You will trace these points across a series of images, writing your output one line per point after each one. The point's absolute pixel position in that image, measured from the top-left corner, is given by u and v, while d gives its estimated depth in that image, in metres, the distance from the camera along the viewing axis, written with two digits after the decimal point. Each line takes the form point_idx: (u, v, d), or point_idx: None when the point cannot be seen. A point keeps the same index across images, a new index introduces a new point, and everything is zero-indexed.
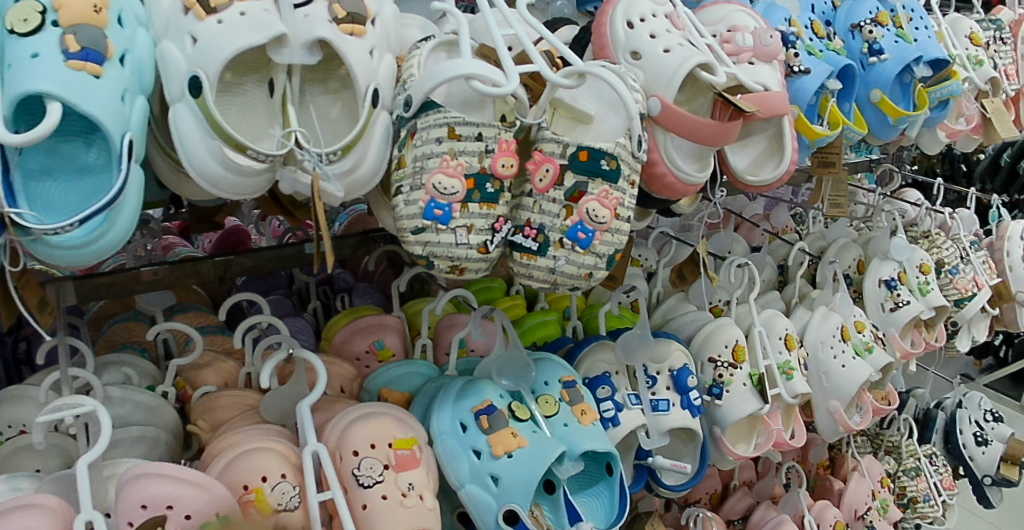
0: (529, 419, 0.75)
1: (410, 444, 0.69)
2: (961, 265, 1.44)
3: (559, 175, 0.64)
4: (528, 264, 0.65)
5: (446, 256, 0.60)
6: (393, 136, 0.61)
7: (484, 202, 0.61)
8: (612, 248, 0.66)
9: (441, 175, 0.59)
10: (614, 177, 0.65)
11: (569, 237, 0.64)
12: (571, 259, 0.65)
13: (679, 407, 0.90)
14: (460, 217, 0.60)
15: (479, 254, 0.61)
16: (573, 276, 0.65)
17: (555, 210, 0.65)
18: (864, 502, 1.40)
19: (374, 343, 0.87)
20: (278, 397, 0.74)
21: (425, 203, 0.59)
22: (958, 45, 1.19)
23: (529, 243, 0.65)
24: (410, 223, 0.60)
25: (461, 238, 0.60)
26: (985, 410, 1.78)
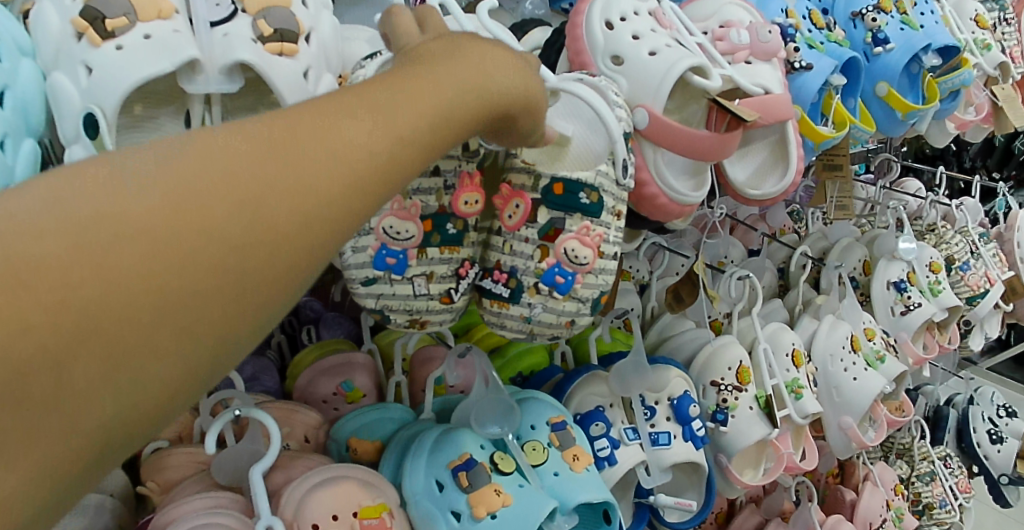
0: (514, 472, 0.67)
1: (378, 512, 0.62)
2: (972, 260, 1.37)
3: (530, 211, 0.59)
4: (501, 311, 0.60)
5: (404, 309, 0.58)
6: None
7: (445, 244, 0.58)
8: (595, 290, 0.60)
9: (394, 219, 0.56)
10: (595, 212, 0.59)
11: (546, 282, 0.59)
12: (548, 304, 0.59)
13: (681, 439, 0.82)
14: (417, 264, 0.57)
15: (441, 304, 0.58)
16: (552, 325, 0.60)
17: (529, 251, 0.59)
18: (878, 514, 1.32)
19: (342, 384, 0.80)
20: (230, 458, 0.67)
21: (375, 250, 0.56)
22: (964, 29, 1.11)
23: (500, 290, 0.60)
24: (359, 273, 0.57)
25: (420, 288, 0.57)
26: (998, 406, 1.71)
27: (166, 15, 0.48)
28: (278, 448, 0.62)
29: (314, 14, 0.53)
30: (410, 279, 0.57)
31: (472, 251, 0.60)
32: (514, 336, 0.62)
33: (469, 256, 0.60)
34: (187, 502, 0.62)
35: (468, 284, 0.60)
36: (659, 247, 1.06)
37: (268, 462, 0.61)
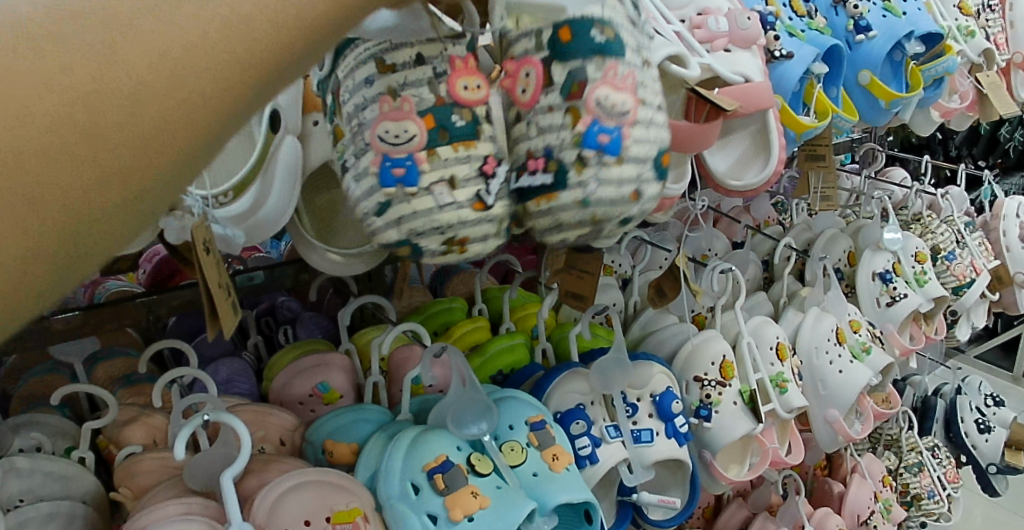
0: (492, 473, 0.65)
1: (352, 516, 0.60)
2: (958, 250, 1.36)
3: (543, 74, 0.51)
4: (551, 206, 0.50)
5: (432, 226, 0.49)
6: (338, 108, 0.54)
7: (457, 141, 0.50)
8: (649, 149, 0.51)
9: (387, 121, 0.50)
10: (619, 50, 0.51)
11: (590, 148, 0.49)
12: (600, 174, 0.49)
13: (664, 436, 0.81)
14: (430, 170, 0.49)
15: (476, 211, 0.49)
16: (614, 202, 0.50)
17: (559, 121, 0.50)
18: (866, 506, 1.32)
19: (318, 385, 0.79)
20: (203, 462, 0.65)
21: (379, 166, 0.50)
22: (947, 16, 1.10)
23: (541, 180, 0.50)
24: (371, 200, 0.50)
25: (444, 198, 0.49)
26: (985, 395, 1.71)
27: None
28: (250, 451, 0.60)
29: None
30: (429, 189, 0.49)
31: (495, 147, 0.51)
32: (577, 236, 0.51)
33: (491, 152, 0.51)
34: (157, 508, 0.61)
35: (499, 184, 0.51)
36: (640, 241, 1.07)
37: (240, 467, 0.60)
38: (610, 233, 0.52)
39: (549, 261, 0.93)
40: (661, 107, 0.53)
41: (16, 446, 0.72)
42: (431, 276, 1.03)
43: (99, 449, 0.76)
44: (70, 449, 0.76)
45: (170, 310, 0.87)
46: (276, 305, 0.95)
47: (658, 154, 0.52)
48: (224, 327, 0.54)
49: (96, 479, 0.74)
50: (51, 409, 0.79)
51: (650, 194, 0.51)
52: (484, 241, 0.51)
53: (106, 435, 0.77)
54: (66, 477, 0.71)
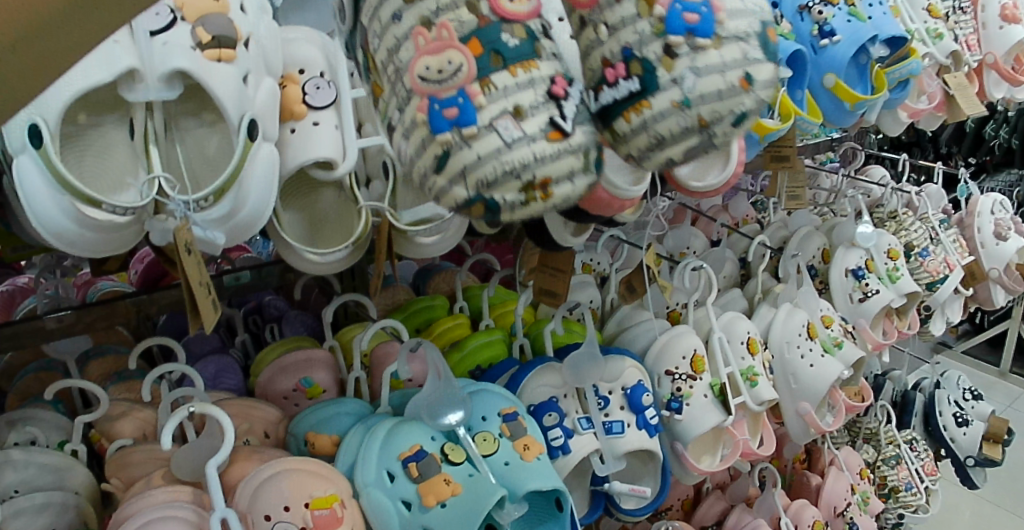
0: (464, 462, 0.68)
1: (329, 502, 0.63)
2: (931, 246, 1.40)
3: None
4: (644, 116, 0.49)
5: (503, 166, 0.46)
6: (372, 62, 0.53)
7: (515, 66, 0.48)
8: (747, 22, 0.51)
9: (425, 56, 0.48)
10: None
11: (677, 33, 0.49)
12: (692, 55, 0.49)
13: (635, 428, 0.84)
14: (488, 104, 0.47)
15: (553, 139, 0.46)
16: (723, 93, 0.49)
17: (632, 13, 0.50)
18: (843, 498, 1.35)
19: (302, 380, 0.82)
20: (189, 453, 0.68)
21: (427, 110, 0.48)
22: (915, 19, 1.14)
23: (629, 84, 0.50)
24: (430, 153, 0.48)
25: (513, 131, 0.46)
26: (964, 389, 1.74)
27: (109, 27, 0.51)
28: (233, 441, 0.63)
29: (251, 21, 0.58)
30: (492, 127, 0.46)
31: (559, 67, 0.49)
32: (683, 149, 0.50)
33: (557, 72, 0.49)
34: (146, 495, 0.64)
35: (573, 106, 0.48)
36: (618, 241, 1.11)
37: (223, 455, 0.63)
38: (723, 137, 0.50)
39: (525, 259, 0.97)
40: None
41: (11, 440, 0.75)
42: (415, 275, 1.07)
43: (91, 442, 0.79)
44: (63, 442, 0.79)
45: (159, 308, 0.90)
46: (263, 304, 0.99)
47: (761, 30, 0.51)
48: (203, 324, 0.59)
49: (88, 472, 0.77)
50: (45, 404, 0.82)
51: (763, 78, 0.50)
52: (571, 181, 0.46)
53: (98, 429, 0.80)
54: (59, 470, 0.74)
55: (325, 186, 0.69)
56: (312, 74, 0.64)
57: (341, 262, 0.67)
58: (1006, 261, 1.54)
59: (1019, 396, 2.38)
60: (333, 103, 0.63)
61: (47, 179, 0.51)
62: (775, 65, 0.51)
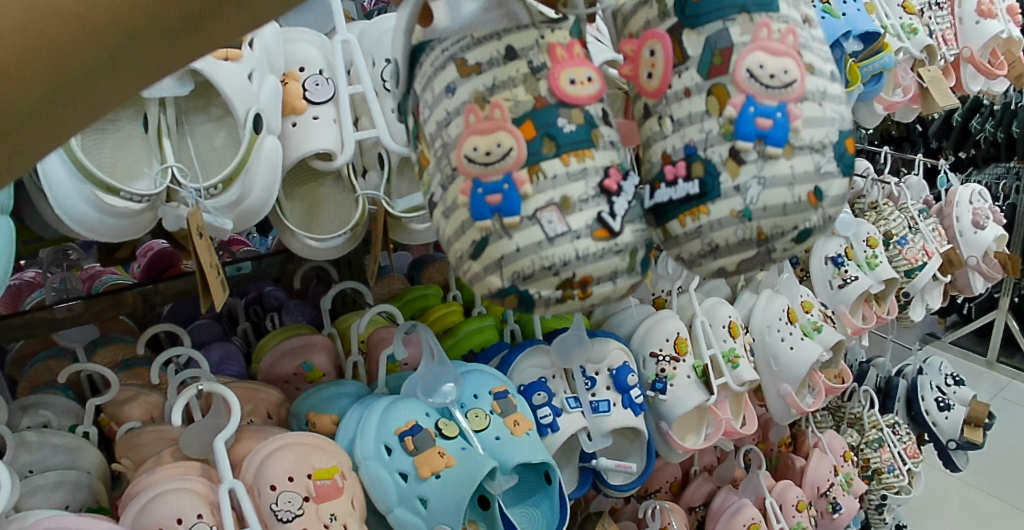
0: (458, 436, 0.73)
1: (331, 473, 0.67)
2: (910, 235, 1.44)
3: (674, 50, 0.51)
4: (700, 222, 0.50)
5: (543, 262, 0.48)
6: (420, 131, 0.53)
7: (564, 154, 0.49)
8: (823, 132, 0.51)
9: (475, 137, 0.49)
10: (767, 4, 0.51)
11: (747, 138, 0.50)
12: (761, 164, 0.50)
13: (621, 406, 0.88)
14: (535, 194, 0.48)
15: (597, 237, 0.49)
16: (788, 208, 0.50)
17: (701, 110, 0.51)
18: (826, 479, 1.40)
19: (302, 365, 0.86)
20: (198, 432, 0.72)
21: (470, 193, 0.49)
22: (890, 15, 1.18)
23: (689, 187, 0.50)
24: (466, 238, 0.50)
25: (556, 227, 0.48)
26: (946, 375, 1.79)
27: None
28: (240, 418, 0.67)
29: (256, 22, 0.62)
30: (535, 219, 0.48)
31: (615, 157, 0.51)
32: (737, 259, 0.51)
33: (612, 162, 0.51)
34: (158, 469, 0.68)
35: (625, 201, 0.50)
36: None
37: (230, 431, 0.67)
38: (780, 249, 0.51)
39: None
40: (833, 71, 0.53)
41: (24, 423, 0.79)
42: (409, 265, 1.11)
43: (101, 426, 0.83)
44: (74, 426, 0.82)
45: (164, 296, 0.94)
46: (263, 294, 1.03)
47: (838, 139, 0.51)
48: (214, 303, 0.63)
49: (98, 453, 0.81)
50: (55, 391, 0.85)
51: (832, 192, 0.51)
52: (612, 281, 0.50)
53: (107, 413, 0.84)
54: (70, 450, 0.77)
55: (325, 175, 0.73)
56: (311, 72, 0.68)
57: (338, 248, 0.71)
58: (985, 249, 1.58)
59: (1005, 385, 2.42)
60: (331, 98, 0.67)
61: (69, 167, 0.55)
62: (848, 175, 0.52)
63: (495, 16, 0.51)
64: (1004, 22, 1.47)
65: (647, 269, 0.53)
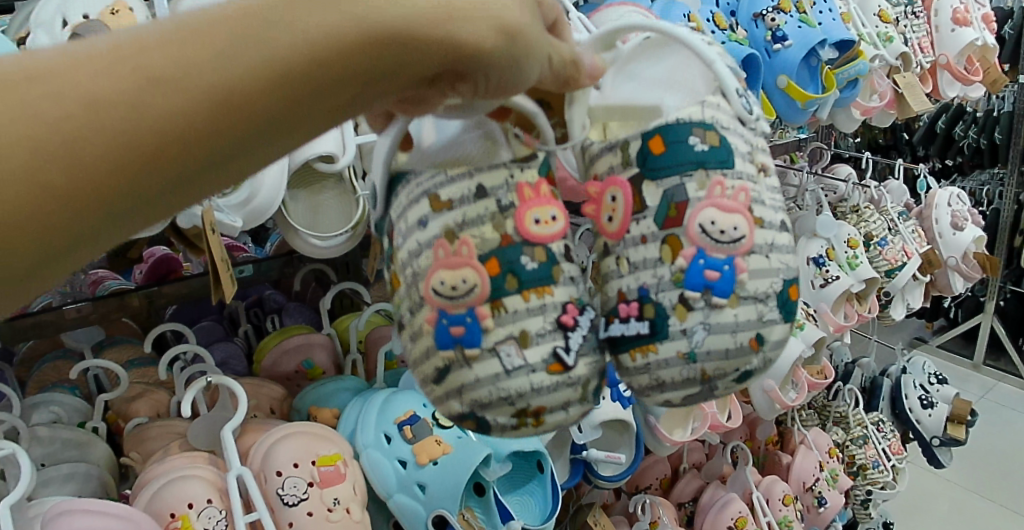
0: (454, 425, 0.76)
1: (333, 460, 0.71)
2: (890, 236, 1.48)
3: (633, 197, 0.54)
4: (649, 359, 0.53)
5: (500, 393, 0.51)
6: (393, 255, 0.55)
7: (526, 289, 0.52)
8: (768, 282, 0.54)
9: (443, 271, 0.51)
10: (726, 160, 0.53)
11: (695, 287, 0.52)
12: (706, 318, 0.52)
13: (610, 400, 0.92)
14: (495, 327, 0.51)
15: (551, 371, 0.52)
16: (731, 352, 0.53)
17: (655, 255, 0.53)
18: (811, 474, 1.44)
19: (303, 362, 0.90)
20: (205, 424, 0.75)
21: (434, 324, 0.52)
22: (866, 24, 1.23)
23: (638, 326, 0.53)
24: (430, 362, 0.52)
25: (512, 360, 0.51)
26: (929, 374, 1.83)
27: None
28: (246, 409, 0.71)
29: None
30: (494, 351, 0.51)
31: (574, 292, 0.54)
32: (683, 394, 0.54)
33: (570, 298, 0.53)
34: (169, 457, 0.71)
35: (580, 334, 0.53)
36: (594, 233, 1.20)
37: (237, 421, 0.71)
38: (721, 388, 0.54)
39: None
40: (782, 221, 0.55)
41: (35, 419, 0.81)
42: None
43: (108, 423, 0.86)
44: (83, 422, 0.85)
45: (168, 299, 0.97)
46: (263, 297, 1.06)
47: (782, 287, 0.54)
48: (225, 294, 0.66)
49: (107, 447, 0.84)
50: (62, 389, 0.88)
51: (773, 338, 0.54)
52: (565, 409, 0.53)
53: (114, 410, 0.87)
54: (80, 444, 0.80)
55: (326, 179, 0.77)
56: None
57: (342, 247, 0.75)
58: (964, 250, 1.63)
59: (992, 387, 2.46)
60: None
61: None
62: (789, 321, 0.55)
63: (474, 138, 0.56)
64: (979, 30, 1.51)
65: (599, 395, 0.56)
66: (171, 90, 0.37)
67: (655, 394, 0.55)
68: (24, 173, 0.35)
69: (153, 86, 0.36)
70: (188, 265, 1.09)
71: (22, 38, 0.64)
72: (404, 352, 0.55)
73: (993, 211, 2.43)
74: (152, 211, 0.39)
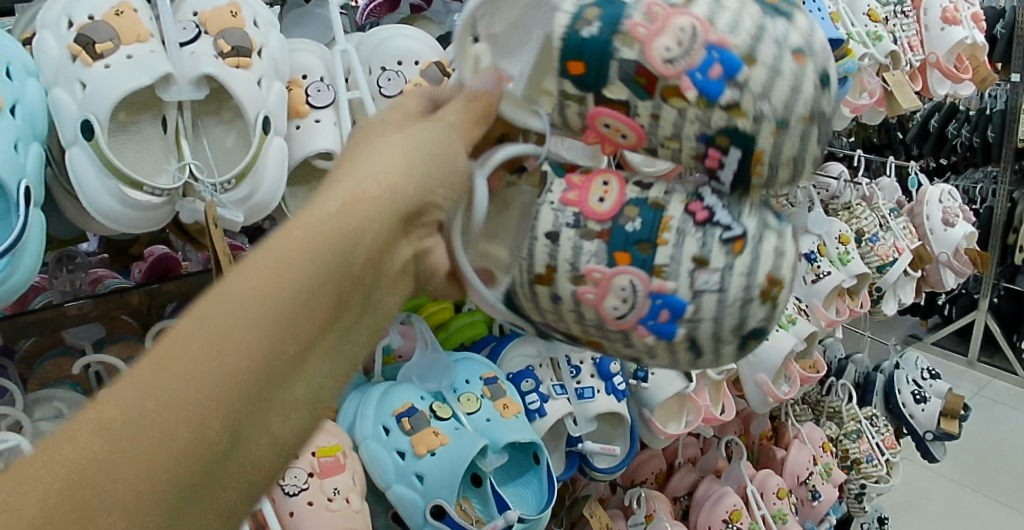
0: (450, 417, 0.78)
1: (333, 451, 0.72)
2: (881, 232, 1.50)
3: (619, 103, 0.52)
4: (768, 160, 0.51)
5: (737, 305, 0.52)
6: (574, 339, 0.56)
7: (656, 234, 0.52)
8: (746, 18, 0.50)
9: (607, 302, 0.52)
10: (620, 5, 0.51)
11: (721, 89, 0.49)
12: (753, 93, 0.49)
13: (604, 393, 0.94)
14: (676, 280, 0.51)
15: (739, 246, 0.52)
16: (794, 82, 0.50)
17: (675, 111, 0.51)
18: (805, 468, 1.46)
19: None
20: None
21: (648, 327, 0.52)
22: (856, 24, 1.25)
23: (733, 154, 0.51)
24: (681, 342, 0.53)
25: (719, 279, 0.52)
26: (921, 369, 1.85)
27: (144, 40, 0.65)
28: None
29: (263, 34, 0.72)
30: (697, 291, 0.51)
31: (680, 194, 0.53)
32: (812, 142, 0.52)
33: (683, 200, 0.52)
34: None
35: (719, 210, 0.52)
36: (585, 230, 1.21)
37: None
38: (825, 101, 0.51)
39: None
40: None
41: (37, 416, 0.82)
42: None
43: None
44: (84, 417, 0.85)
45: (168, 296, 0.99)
46: None
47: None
48: None
49: None
50: (63, 386, 0.88)
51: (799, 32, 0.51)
52: (783, 255, 0.53)
53: None
54: None
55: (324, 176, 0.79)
56: (313, 79, 0.77)
57: None
58: (955, 246, 1.65)
59: (986, 383, 2.48)
60: (331, 103, 0.76)
61: (95, 164, 0.62)
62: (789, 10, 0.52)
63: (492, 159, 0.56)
64: (968, 29, 1.53)
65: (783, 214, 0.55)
66: (208, 335, 0.34)
67: (807, 163, 0.52)
68: (191, 382, 0.33)
69: (248, 279, 0.36)
70: (187, 264, 1.10)
71: (27, 38, 0.67)
72: (671, 367, 0.56)
73: (986, 209, 2.45)
74: (283, 409, 0.36)
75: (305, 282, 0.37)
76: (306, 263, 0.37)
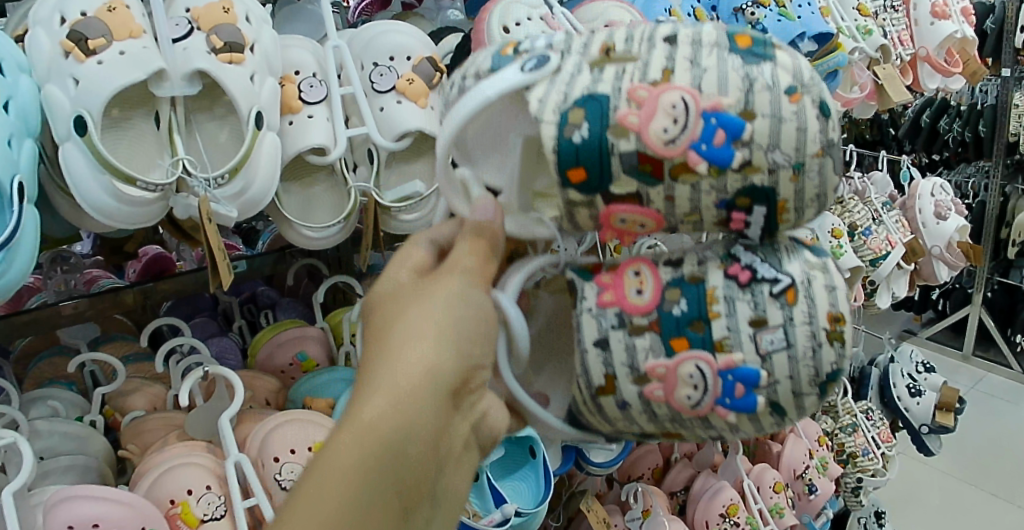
0: None
1: None
2: (874, 226, 1.51)
3: (631, 198, 0.54)
4: (793, 208, 0.54)
5: (807, 360, 0.55)
6: (660, 432, 0.60)
7: (706, 316, 0.56)
8: (732, 79, 0.52)
9: (679, 393, 0.56)
10: (602, 101, 0.53)
11: (731, 154, 0.51)
12: (762, 147, 0.52)
13: None
14: (741, 356, 0.55)
15: (792, 298, 0.55)
16: (797, 127, 0.52)
17: (688, 189, 0.53)
18: (801, 461, 1.46)
19: (297, 355, 0.91)
20: (201, 414, 0.77)
21: (727, 408, 0.56)
22: (845, 18, 1.26)
23: (759, 211, 0.53)
24: (763, 410, 0.56)
25: (782, 338, 0.55)
26: (917, 363, 1.86)
27: (137, 37, 0.65)
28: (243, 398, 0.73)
29: (255, 30, 0.72)
30: (765, 356, 0.55)
31: (716, 264, 0.57)
32: (830, 168, 0.53)
33: (721, 269, 0.56)
34: (169, 446, 0.73)
35: (763, 269, 0.55)
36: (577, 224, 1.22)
37: (235, 409, 0.73)
38: (831, 130, 0.53)
39: None
40: (661, 45, 0.54)
41: (33, 414, 0.82)
42: None
43: (105, 418, 0.86)
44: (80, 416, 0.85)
45: (163, 295, 0.99)
46: (256, 294, 1.08)
47: (728, 47, 0.53)
48: (222, 282, 0.68)
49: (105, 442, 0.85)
50: (58, 385, 0.88)
51: (783, 68, 0.53)
52: (838, 294, 0.56)
53: (111, 406, 0.88)
54: None
55: (318, 171, 0.80)
56: (306, 75, 0.78)
57: (337, 236, 0.77)
58: (947, 239, 1.65)
59: (981, 378, 2.48)
60: (324, 98, 0.77)
61: (89, 161, 0.62)
62: (770, 47, 0.54)
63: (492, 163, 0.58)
64: (958, 23, 1.53)
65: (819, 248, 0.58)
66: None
67: (830, 192, 0.54)
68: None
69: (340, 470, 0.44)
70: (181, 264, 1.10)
71: (20, 36, 0.67)
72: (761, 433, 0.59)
73: (978, 203, 2.46)
74: None
75: (374, 481, 0.44)
76: (377, 465, 0.45)
